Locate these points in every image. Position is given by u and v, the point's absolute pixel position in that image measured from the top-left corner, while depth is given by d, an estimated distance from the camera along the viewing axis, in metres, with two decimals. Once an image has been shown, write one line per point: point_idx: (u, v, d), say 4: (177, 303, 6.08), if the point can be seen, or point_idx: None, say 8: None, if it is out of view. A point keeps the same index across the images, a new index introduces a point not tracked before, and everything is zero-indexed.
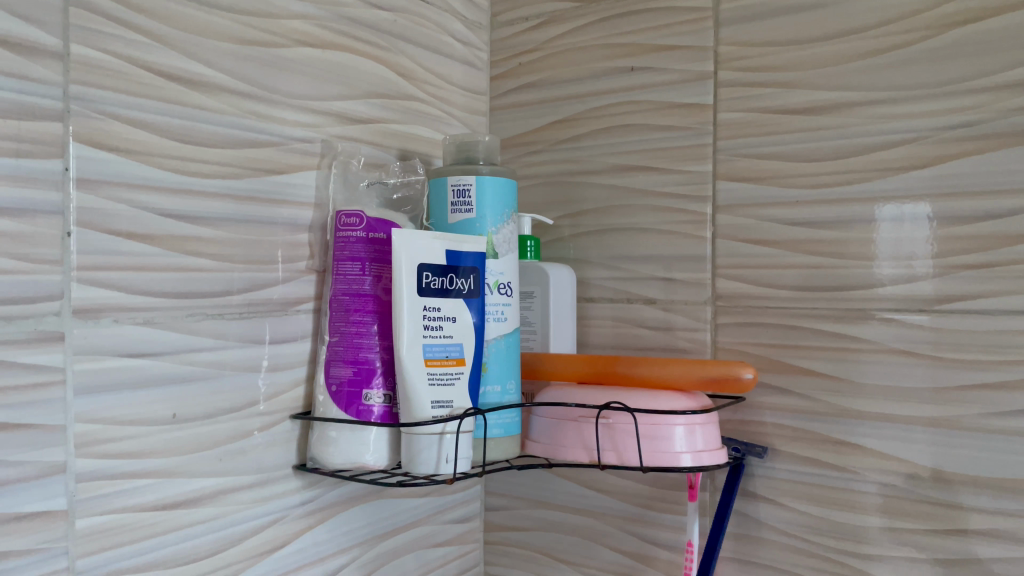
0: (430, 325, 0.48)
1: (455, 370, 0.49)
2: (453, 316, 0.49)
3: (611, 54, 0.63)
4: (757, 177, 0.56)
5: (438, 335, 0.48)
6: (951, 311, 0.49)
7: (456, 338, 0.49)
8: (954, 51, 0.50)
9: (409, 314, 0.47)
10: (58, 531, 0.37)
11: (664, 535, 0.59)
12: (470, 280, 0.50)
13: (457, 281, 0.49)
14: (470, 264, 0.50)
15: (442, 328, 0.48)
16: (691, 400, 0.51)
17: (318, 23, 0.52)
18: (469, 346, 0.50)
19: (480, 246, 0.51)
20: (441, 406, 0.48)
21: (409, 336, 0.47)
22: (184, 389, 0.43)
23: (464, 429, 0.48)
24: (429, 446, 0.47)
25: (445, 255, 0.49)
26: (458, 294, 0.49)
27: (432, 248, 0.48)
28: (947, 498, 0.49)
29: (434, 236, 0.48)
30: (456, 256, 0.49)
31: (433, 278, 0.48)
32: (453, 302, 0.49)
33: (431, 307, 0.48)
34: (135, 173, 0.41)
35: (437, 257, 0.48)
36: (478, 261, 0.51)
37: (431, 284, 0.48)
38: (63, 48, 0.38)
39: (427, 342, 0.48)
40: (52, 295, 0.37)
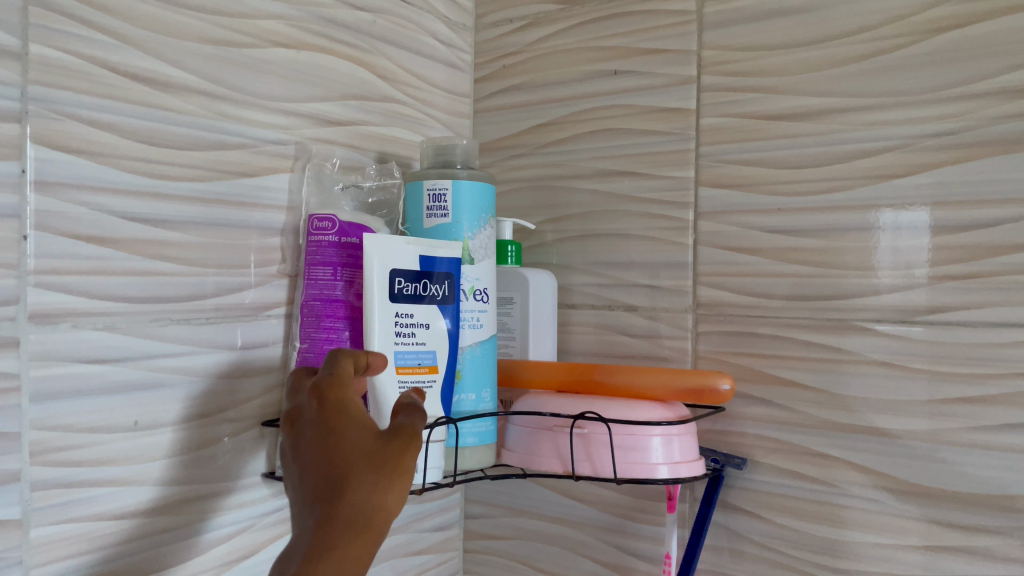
0: (402, 332, 0.47)
1: (427, 378, 0.48)
2: (427, 323, 0.48)
3: (595, 57, 0.63)
4: (740, 183, 0.55)
5: (410, 342, 0.47)
6: (936, 323, 0.48)
7: (430, 345, 0.48)
8: (939, 57, 0.49)
9: (380, 320, 0.46)
10: (11, 541, 0.36)
11: (643, 546, 0.58)
12: (445, 286, 0.49)
13: (431, 287, 0.48)
14: (445, 270, 0.49)
15: (415, 334, 0.47)
16: (668, 410, 0.50)
17: (293, 23, 0.51)
18: (443, 353, 0.49)
19: (456, 251, 0.50)
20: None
21: (380, 343, 0.46)
22: (148, 396, 0.42)
23: (434, 438, 0.47)
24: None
25: (418, 260, 0.48)
26: (432, 300, 0.48)
27: (406, 253, 0.47)
28: (928, 514, 0.49)
29: (407, 241, 0.48)
30: (430, 261, 0.49)
31: (407, 284, 0.47)
32: (426, 308, 0.48)
33: (403, 314, 0.47)
34: (98, 176, 0.40)
35: (411, 262, 0.48)
36: (452, 267, 0.50)
37: (404, 289, 0.47)
38: (22, 48, 0.37)
39: (399, 349, 0.47)
40: (7, 299, 0.36)
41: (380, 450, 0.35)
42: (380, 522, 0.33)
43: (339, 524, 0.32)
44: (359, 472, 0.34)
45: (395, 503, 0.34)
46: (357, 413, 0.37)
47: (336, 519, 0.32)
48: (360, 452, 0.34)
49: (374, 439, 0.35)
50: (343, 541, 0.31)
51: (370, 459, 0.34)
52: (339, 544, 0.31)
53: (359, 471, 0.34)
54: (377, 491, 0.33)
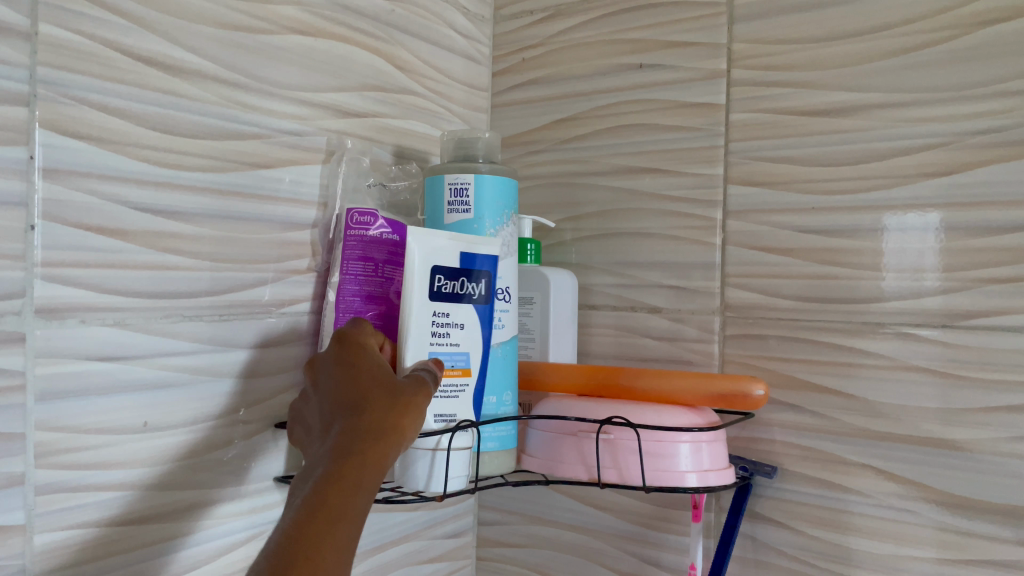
0: (437, 331, 0.45)
1: (460, 382, 0.46)
2: (462, 324, 0.46)
3: (619, 50, 0.61)
4: (771, 181, 0.53)
5: (444, 342, 0.45)
6: (976, 328, 0.47)
7: (464, 347, 0.46)
8: (984, 52, 0.47)
9: (417, 318, 0.44)
10: (13, 548, 0.34)
11: (666, 556, 0.56)
12: (482, 285, 0.48)
13: (469, 286, 0.47)
14: (482, 269, 0.48)
15: (450, 335, 0.46)
16: (699, 416, 0.48)
17: (312, 11, 0.49)
18: (476, 355, 0.47)
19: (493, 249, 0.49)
20: (442, 418, 0.45)
21: (415, 342, 0.44)
22: (160, 396, 0.40)
23: (460, 445, 0.45)
24: (422, 463, 0.44)
25: (459, 258, 0.46)
26: (468, 300, 0.47)
27: (447, 250, 0.46)
28: (966, 526, 0.47)
29: (450, 238, 0.46)
30: (470, 259, 0.47)
31: (446, 281, 0.46)
32: (463, 309, 0.47)
33: (440, 313, 0.45)
34: (109, 164, 0.38)
35: (451, 259, 0.46)
36: (490, 266, 0.48)
37: (443, 287, 0.45)
38: (30, 27, 0.35)
39: (433, 350, 0.45)
40: (13, 292, 0.34)
41: (396, 384, 0.38)
42: (397, 438, 0.35)
43: (361, 435, 0.34)
44: (378, 399, 0.36)
45: (410, 429, 0.36)
46: (372, 356, 0.40)
47: (359, 431, 0.34)
48: (381, 385, 0.37)
49: (390, 376, 0.38)
50: (365, 448, 0.34)
51: (389, 392, 0.37)
52: (361, 449, 0.33)
53: (379, 400, 0.36)
54: (394, 415, 0.36)
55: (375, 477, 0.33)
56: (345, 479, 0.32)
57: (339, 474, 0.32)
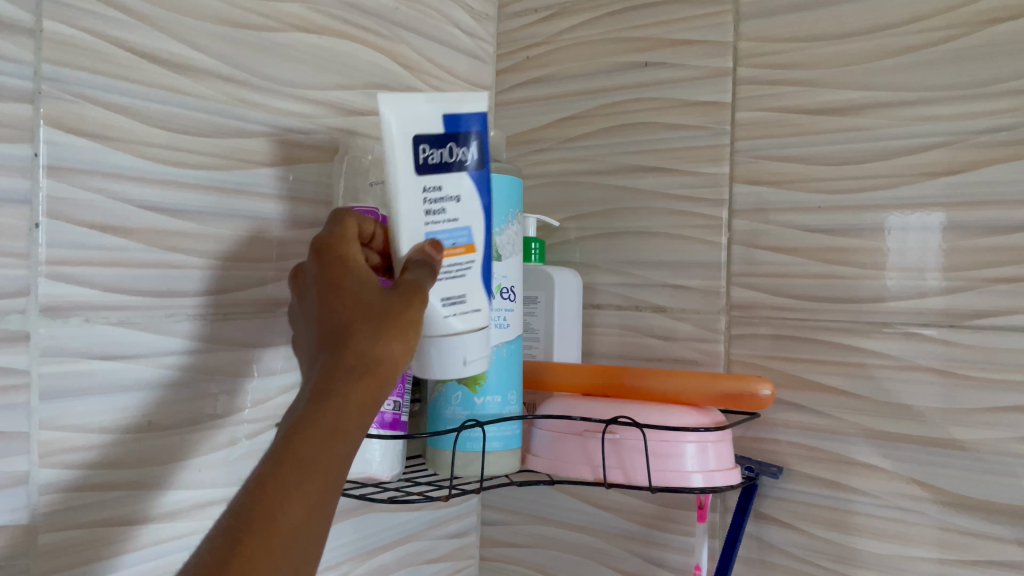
0: (432, 210, 0.40)
1: (465, 261, 0.42)
2: (458, 196, 0.41)
3: (625, 48, 0.60)
4: (776, 180, 0.53)
5: (441, 221, 0.41)
6: (984, 328, 0.46)
7: (462, 222, 0.42)
8: (992, 50, 0.47)
9: (405, 198, 0.39)
10: (17, 548, 0.34)
11: (670, 556, 0.56)
12: (473, 147, 0.42)
13: (458, 151, 0.41)
14: (474, 128, 0.41)
15: (446, 211, 0.41)
16: (705, 416, 0.48)
17: (317, 8, 0.49)
18: (477, 228, 0.43)
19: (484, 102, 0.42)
20: (451, 301, 0.42)
21: (407, 224, 0.40)
22: (165, 395, 0.40)
23: (479, 324, 0.43)
24: (443, 350, 0.42)
25: (442, 119, 0.40)
26: (462, 168, 0.41)
27: (425, 113, 0.39)
28: (973, 527, 0.46)
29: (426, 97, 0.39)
30: (455, 119, 0.40)
31: (431, 151, 0.40)
32: (457, 179, 0.41)
33: (430, 188, 0.40)
34: (113, 161, 0.38)
35: (436, 121, 0.40)
36: (483, 124, 0.42)
37: (430, 158, 0.40)
38: (35, 24, 0.35)
39: (429, 230, 0.40)
40: (17, 291, 0.34)
41: (383, 300, 0.35)
42: (384, 368, 0.33)
43: (338, 375, 0.32)
44: (360, 320, 0.34)
45: (398, 357, 0.34)
46: (357, 265, 0.37)
47: (338, 365, 0.33)
48: (364, 307, 0.34)
49: (376, 289, 0.35)
50: (344, 386, 0.32)
51: (372, 315, 0.34)
52: (335, 394, 0.32)
53: (362, 326, 0.34)
54: (378, 339, 0.33)
55: (355, 416, 0.32)
56: (315, 431, 0.31)
57: (309, 424, 0.31)
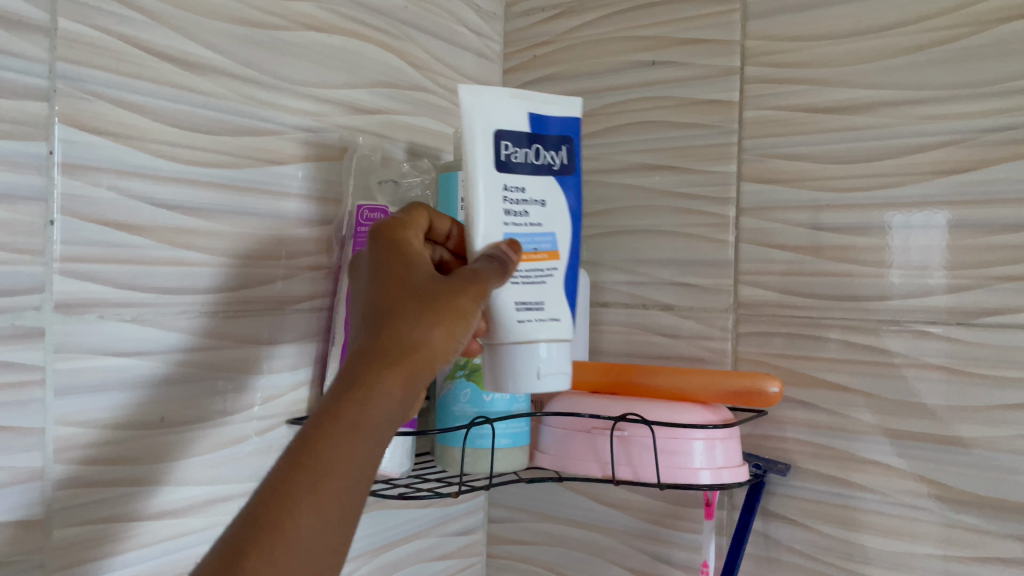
0: (512, 209, 0.42)
1: (545, 266, 0.43)
2: (542, 200, 0.43)
3: (632, 47, 0.61)
4: (784, 178, 0.53)
5: (522, 222, 0.42)
6: (992, 326, 0.46)
7: (546, 226, 0.43)
8: (999, 49, 0.47)
9: (486, 192, 0.41)
10: (32, 543, 0.34)
11: (677, 553, 0.56)
12: (560, 153, 0.44)
13: (543, 154, 0.43)
14: (558, 133, 0.44)
15: (528, 213, 0.42)
16: (713, 413, 0.48)
17: (327, 7, 0.49)
18: (562, 235, 0.44)
19: (570, 110, 0.44)
20: (528, 306, 0.41)
21: (489, 222, 0.41)
22: (177, 392, 0.40)
23: (560, 337, 0.42)
24: (518, 357, 0.41)
25: (528, 121, 0.43)
26: (546, 170, 0.43)
27: (512, 113, 0.42)
28: (981, 525, 0.46)
29: (515, 99, 0.42)
30: (541, 122, 0.43)
31: (515, 149, 0.42)
32: (540, 182, 0.43)
33: (513, 187, 0.42)
34: (127, 160, 0.38)
35: (520, 122, 0.42)
36: (567, 129, 0.44)
37: (512, 156, 0.42)
38: (50, 23, 0.35)
39: (509, 230, 0.42)
40: (31, 288, 0.34)
41: (429, 290, 0.35)
42: (420, 355, 0.33)
43: (373, 361, 0.32)
44: (404, 307, 0.34)
45: (435, 347, 0.34)
46: (413, 255, 0.37)
47: (373, 351, 0.33)
48: (410, 295, 0.35)
49: (427, 279, 0.36)
50: (377, 372, 0.32)
51: (416, 304, 0.34)
52: (368, 379, 0.32)
53: (405, 313, 0.34)
54: (419, 326, 0.34)
55: (386, 404, 0.31)
56: (344, 415, 0.30)
57: (339, 408, 0.30)
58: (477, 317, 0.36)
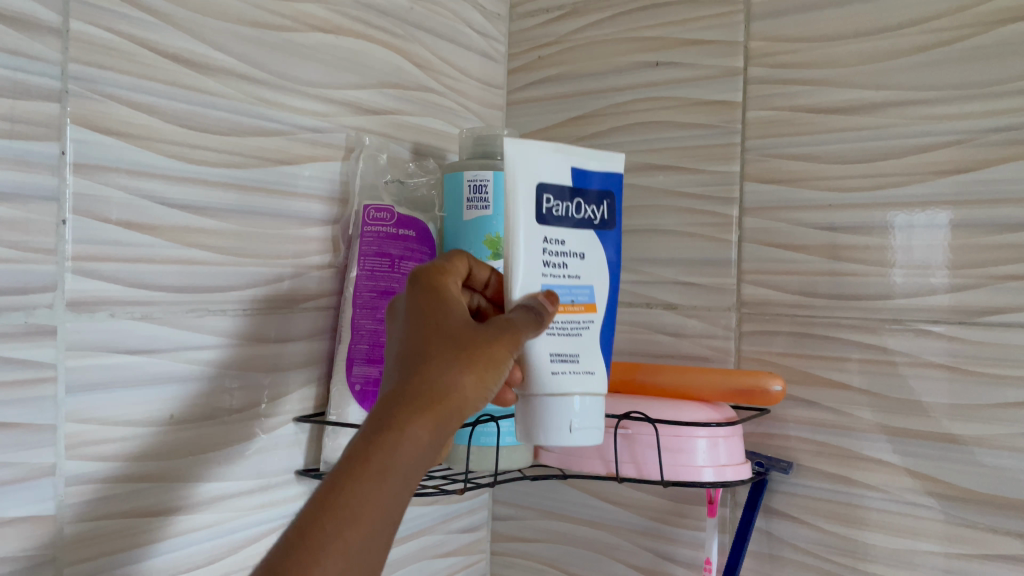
0: (551, 261, 0.43)
1: (581, 318, 0.44)
2: (581, 252, 0.44)
3: (636, 48, 0.61)
4: (787, 178, 0.54)
5: (560, 273, 0.43)
6: (993, 325, 0.47)
7: (584, 279, 0.44)
8: (1001, 50, 0.47)
9: (526, 244, 0.42)
10: (44, 538, 0.35)
11: (680, 551, 0.56)
12: (602, 207, 0.45)
13: (584, 208, 0.44)
14: (600, 188, 0.45)
15: (567, 265, 0.43)
16: (717, 411, 0.48)
17: (334, 8, 0.50)
18: (599, 287, 0.45)
19: (611, 166, 0.45)
20: (563, 358, 0.43)
21: (527, 273, 0.42)
22: (186, 389, 0.41)
23: (593, 390, 0.43)
24: (551, 409, 0.42)
25: (570, 175, 0.44)
26: (586, 225, 0.44)
27: (555, 168, 0.43)
28: (982, 522, 0.47)
29: (559, 154, 0.43)
30: (583, 176, 0.44)
31: (556, 202, 0.43)
32: (580, 235, 0.44)
33: (553, 239, 0.43)
34: (138, 159, 0.38)
35: (562, 177, 0.43)
36: (608, 184, 0.45)
37: (553, 209, 0.43)
38: (62, 24, 0.35)
39: (547, 281, 0.43)
40: (44, 286, 0.35)
41: (464, 338, 0.36)
42: (451, 401, 0.34)
43: (403, 406, 0.33)
44: (438, 352, 0.35)
45: (466, 395, 0.34)
46: (449, 300, 0.38)
47: (406, 394, 0.33)
48: (445, 342, 0.36)
49: (463, 326, 0.36)
50: (409, 415, 0.33)
51: (451, 352, 0.35)
52: (396, 425, 0.32)
53: (439, 361, 0.35)
54: (452, 372, 0.34)
55: (416, 449, 0.32)
56: (372, 460, 0.31)
57: (366, 454, 0.31)
58: (508, 366, 0.37)
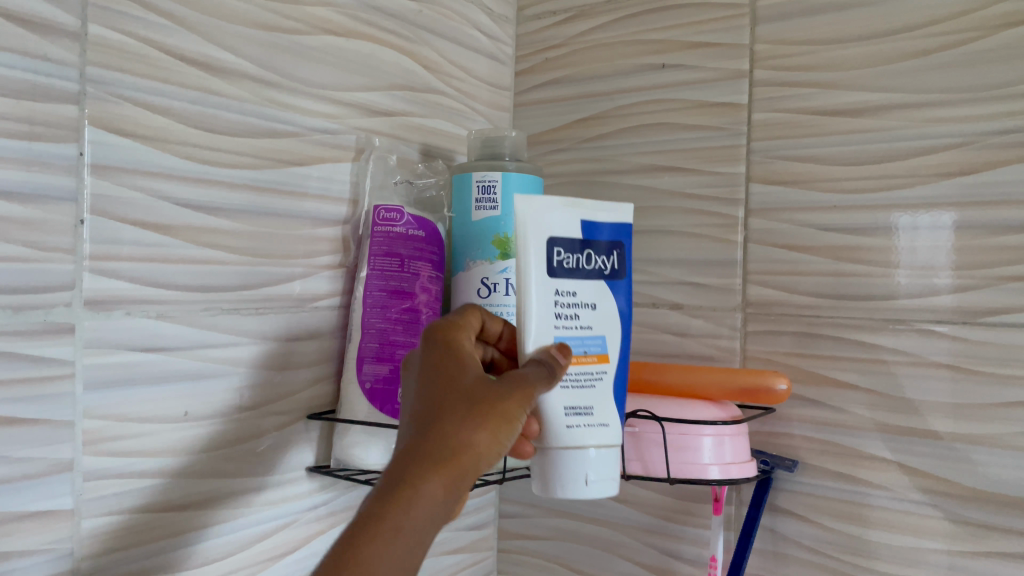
0: (563, 313, 0.43)
1: (595, 369, 0.44)
2: (593, 303, 0.44)
3: (642, 50, 0.62)
4: (792, 180, 0.54)
5: (572, 325, 0.43)
6: (996, 325, 0.47)
7: (596, 329, 0.44)
8: (1004, 53, 0.48)
9: (537, 298, 0.42)
10: (63, 532, 0.35)
11: (686, 549, 0.57)
12: (613, 257, 0.45)
13: (595, 258, 0.44)
14: (611, 238, 0.45)
15: (579, 316, 0.43)
16: (722, 410, 0.49)
17: (344, 11, 0.50)
18: (612, 337, 0.44)
19: (622, 216, 0.45)
20: (577, 412, 0.43)
21: (538, 327, 0.42)
22: (201, 386, 0.41)
23: (608, 442, 0.43)
24: (566, 463, 0.42)
25: (580, 227, 0.44)
26: (597, 275, 0.44)
27: (566, 220, 0.43)
28: (985, 519, 0.47)
29: (569, 206, 0.43)
30: (594, 227, 0.44)
31: (567, 254, 0.43)
32: (592, 286, 0.44)
33: (564, 292, 0.43)
34: (154, 160, 0.39)
35: (572, 230, 0.43)
36: (618, 234, 0.45)
37: (564, 262, 0.43)
38: (80, 28, 0.36)
39: (560, 333, 0.43)
40: (62, 285, 0.35)
41: (479, 392, 0.36)
42: (466, 458, 0.33)
43: (419, 461, 0.33)
44: (453, 408, 0.35)
45: (482, 451, 0.34)
46: (463, 354, 0.38)
47: (421, 451, 0.33)
48: (459, 396, 0.35)
49: (478, 380, 0.36)
50: (424, 472, 0.32)
51: (466, 405, 0.35)
52: (411, 481, 0.32)
53: (454, 415, 0.34)
54: (467, 428, 0.34)
55: (431, 506, 0.32)
56: (387, 517, 0.31)
57: (382, 510, 0.31)
58: (521, 422, 0.37)
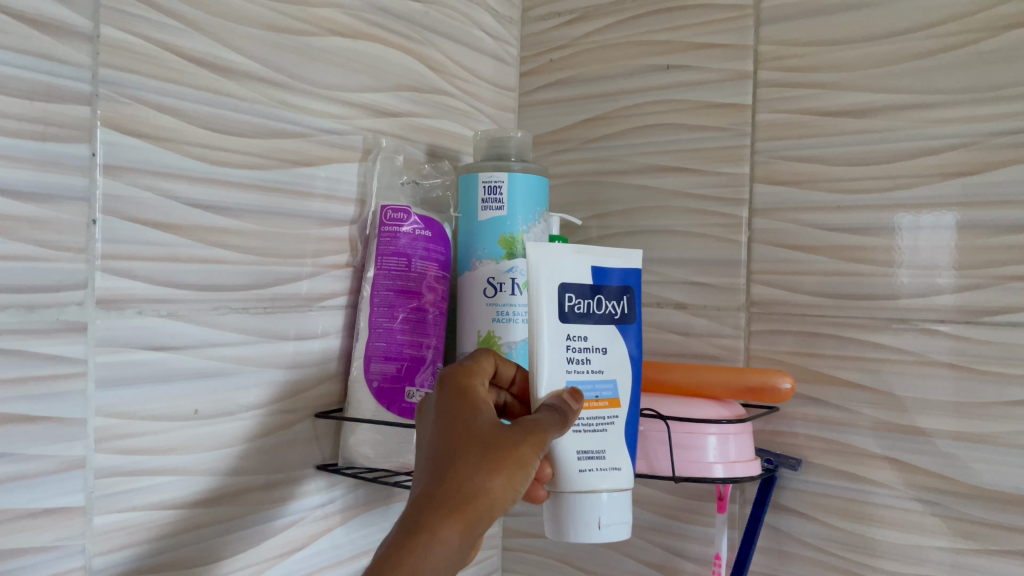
0: (575, 358, 0.44)
1: (607, 414, 0.45)
2: (604, 347, 0.45)
3: (646, 51, 0.62)
4: (795, 180, 0.55)
5: (584, 369, 0.44)
6: (999, 324, 0.48)
7: (608, 373, 0.45)
8: (1006, 55, 0.48)
9: (550, 343, 0.43)
10: (74, 528, 0.36)
11: (690, 547, 0.57)
12: (623, 302, 0.46)
13: (605, 303, 0.45)
14: (620, 283, 0.46)
15: (590, 360, 0.44)
16: (727, 409, 0.49)
17: (351, 12, 0.51)
18: (622, 380, 0.45)
19: (630, 261, 0.47)
20: (589, 455, 0.44)
21: (551, 371, 0.43)
22: (210, 384, 0.42)
23: (620, 485, 0.44)
24: (580, 507, 0.43)
25: (590, 273, 0.45)
26: (608, 320, 0.45)
27: (577, 266, 0.45)
28: (987, 517, 0.48)
29: (578, 253, 0.45)
30: (602, 273, 0.45)
31: (578, 300, 0.44)
32: (602, 330, 0.45)
33: (576, 336, 0.44)
34: (164, 161, 0.39)
35: (583, 276, 0.45)
36: (627, 279, 0.46)
37: (575, 307, 0.44)
38: (92, 30, 0.36)
39: (572, 377, 0.44)
40: (74, 284, 0.36)
41: (493, 437, 0.37)
42: (478, 505, 0.35)
43: (431, 508, 0.34)
44: (467, 453, 0.36)
45: (494, 497, 0.36)
46: (477, 397, 0.39)
47: (435, 497, 0.35)
48: (473, 441, 0.37)
49: (491, 425, 0.37)
50: (437, 519, 0.34)
51: (479, 451, 0.36)
52: (423, 530, 0.34)
53: (467, 461, 0.36)
54: (480, 475, 0.35)
55: (443, 552, 0.34)
56: (399, 565, 0.33)
57: (394, 559, 0.33)
58: (536, 465, 0.38)
